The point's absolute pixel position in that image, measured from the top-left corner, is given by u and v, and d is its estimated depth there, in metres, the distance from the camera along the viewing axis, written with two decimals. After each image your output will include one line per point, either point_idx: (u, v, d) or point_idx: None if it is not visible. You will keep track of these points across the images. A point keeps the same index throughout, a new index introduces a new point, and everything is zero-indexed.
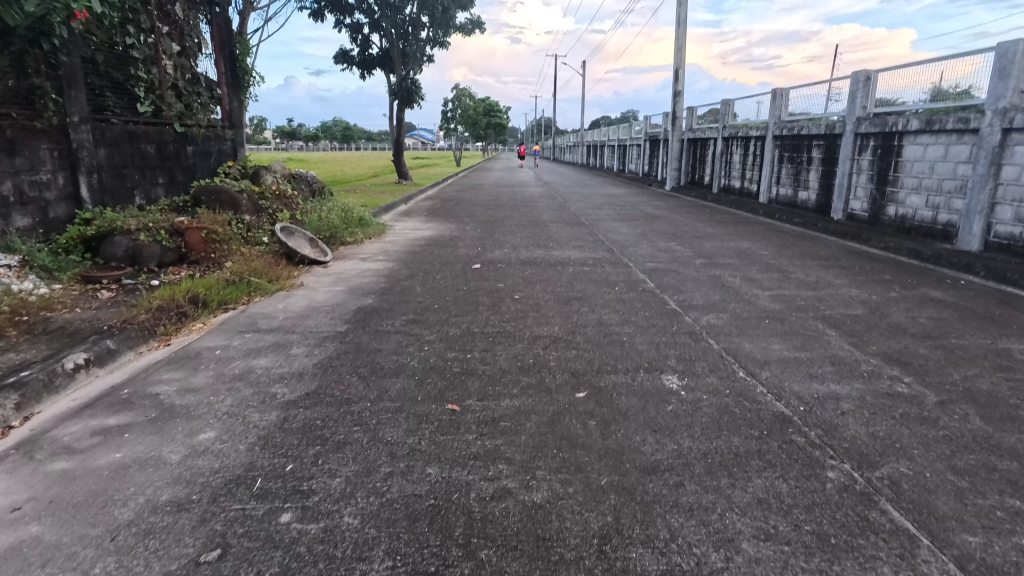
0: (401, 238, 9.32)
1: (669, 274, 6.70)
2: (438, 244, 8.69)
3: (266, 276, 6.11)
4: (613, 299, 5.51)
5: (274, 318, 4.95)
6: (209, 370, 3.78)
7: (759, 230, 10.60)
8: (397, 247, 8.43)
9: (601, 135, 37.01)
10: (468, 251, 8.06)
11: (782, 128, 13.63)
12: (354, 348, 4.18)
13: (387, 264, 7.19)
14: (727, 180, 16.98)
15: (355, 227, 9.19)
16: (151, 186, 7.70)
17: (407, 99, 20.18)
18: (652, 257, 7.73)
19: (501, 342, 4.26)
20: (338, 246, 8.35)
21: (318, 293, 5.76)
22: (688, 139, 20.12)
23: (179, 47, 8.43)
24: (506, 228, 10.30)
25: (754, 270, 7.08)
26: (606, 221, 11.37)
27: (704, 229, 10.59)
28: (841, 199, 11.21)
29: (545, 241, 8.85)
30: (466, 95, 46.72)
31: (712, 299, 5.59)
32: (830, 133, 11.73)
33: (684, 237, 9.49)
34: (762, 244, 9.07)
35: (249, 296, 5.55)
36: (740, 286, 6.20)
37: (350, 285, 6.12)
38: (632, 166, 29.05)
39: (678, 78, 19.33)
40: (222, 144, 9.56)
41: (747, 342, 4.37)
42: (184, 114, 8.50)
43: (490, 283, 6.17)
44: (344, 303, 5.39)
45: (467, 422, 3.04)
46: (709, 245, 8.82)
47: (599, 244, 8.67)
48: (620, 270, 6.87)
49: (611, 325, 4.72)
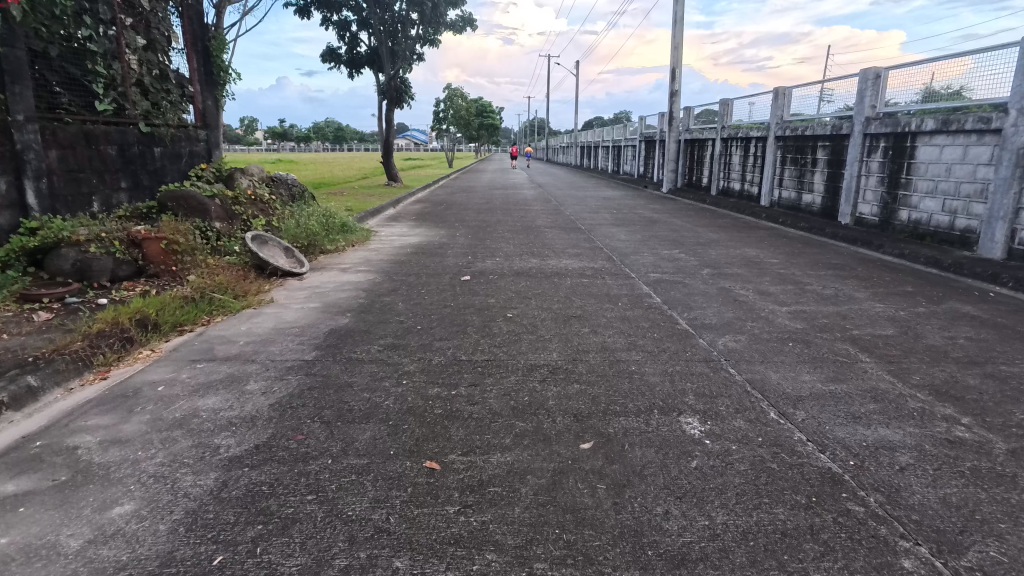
0: (386, 245, 8.72)
1: (675, 287, 6.15)
2: (426, 252, 8.10)
3: (232, 291, 5.51)
4: (616, 318, 4.96)
5: (233, 342, 4.36)
6: (143, 415, 3.19)
7: (764, 236, 10.09)
8: (381, 256, 7.84)
9: (595, 136, 36.52)
10: (458, 260, 7.47)
11: (784, 129, 13.14)
12: (320, 383, 3.59)
13: (368, 276, 6.59)
14: (727, 182, 16.48)
15: (336, 233, 8.58)
16: (112, 191, 7.08)
17: (397, 99, 19.57)
18: (655, 267, 7.18)
19: (491, 375, 3.68)
20: (316, 255, 7.74)
21: (287, 312, 5.17)
22: (685, 140, 19.63)
23: (146, 41, 7.82)
24: (499, 234, 9.71)
25: (767, 281, 6.54)
26: (603, 226, 10.82)
27: (707, 235, 10.05)
28: (849, 202, 10.72)
29: (540, 249, 8.29)
30: (459, 95, 46.16)
31: (726, 317, 5.05)
32: (836, 134, 11.24)
33: (687, 244, 8.95)
34: (770, 251, 8.54)
35: (210, 316, 4.95)
36: (754, 301, 5.66)
37: (325, 301, 5.53)
38: (627, 167, 28.53)
39: (675, 77, 18.83)
40: (195, 145, 8.93)
41: (773, 373, 3.81)
42: (151, 113, 7.88)
43: (479, 298, 5.59)
44: (315, 324, 4.80)
45: (448, 488, 2.48)
46: (715, 253, 8.28)
47: (597, 252, 8.11)
48: (622, 282, 6.32)
49: (617, 350, 4.16)
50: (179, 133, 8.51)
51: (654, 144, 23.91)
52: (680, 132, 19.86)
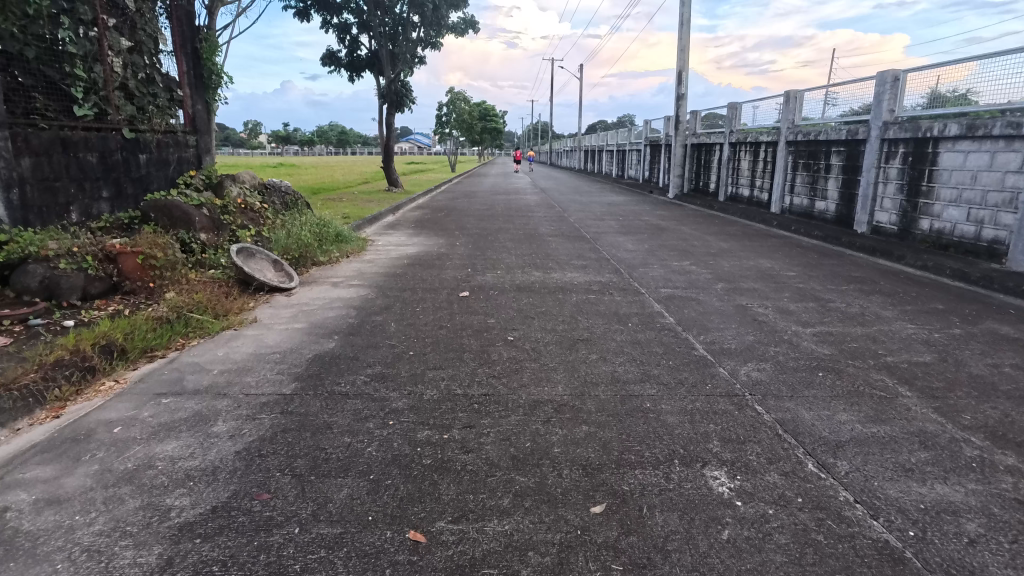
0: (382, 256, 8.34)
1: (688, 304, 5.74)
2: (423, 264, 7.70)
3: (211, 310, 5.12)
4: (627, 341, 4.55)
5: (206, 371, 3.96)
6: (90, 465, 2.79)
7: (777, 245, 9.67)
8: (376, 269, 7.45)
9: (599, 140, 36.18)
10: (456, 273, 7.09)
11: (796, 134, 12.73)
12: (296, 423, 3.19)
13: (361, 291, 6.20)
14: (735, 188, 16.07)
15: (330, 243, 8.19)
16: (92, 201, 6.71)
17: (398, 103, 19.21)
18: (665, 281, 6.77)
19: (489, 414, 3.28)
20: (308, 267, 7.35)
21: (270, 334, 4.77)
22: (692, 145, 19.22)
23: (131, 43, 7.46)
24: (501, 243, 9.32)
25: (786, 298, 6.12)
26: (609, 235, 10.41)
27: (717, 244, 9.65)
28: (865, 210, 10.31)
29: (543, 260, 7.88)
30: (462, 99, 45.88)
31: (746, 341, 4.63)
32: (851, 139, 10.83)
33: (698, 255, 8.53)
34: (785, 263, 8.12)
35: (184, 339, 4.56)
36: (775, 321, 5.25)
37: (312, 321, 5.14)
38: (632, 171, 28.13)
39: (682, 80, 18.43)
40: (184, 152, 8.56)
41: (805, 412, 3.39)
42: (136, 118, 7.51)
43: (479, 318, 5.19)
44: (298, 349, 4.40)
45: (434, 570, 2.08)
46: (728, 265, 7.86)
47: (604, 264, 7.71)
48: (631, 298, 5.92)
49: (629, 382, 3.75)
50: (167, 139, 8.14)
51: (659, 148, 23.52)
52: (686, 136, 19.46)
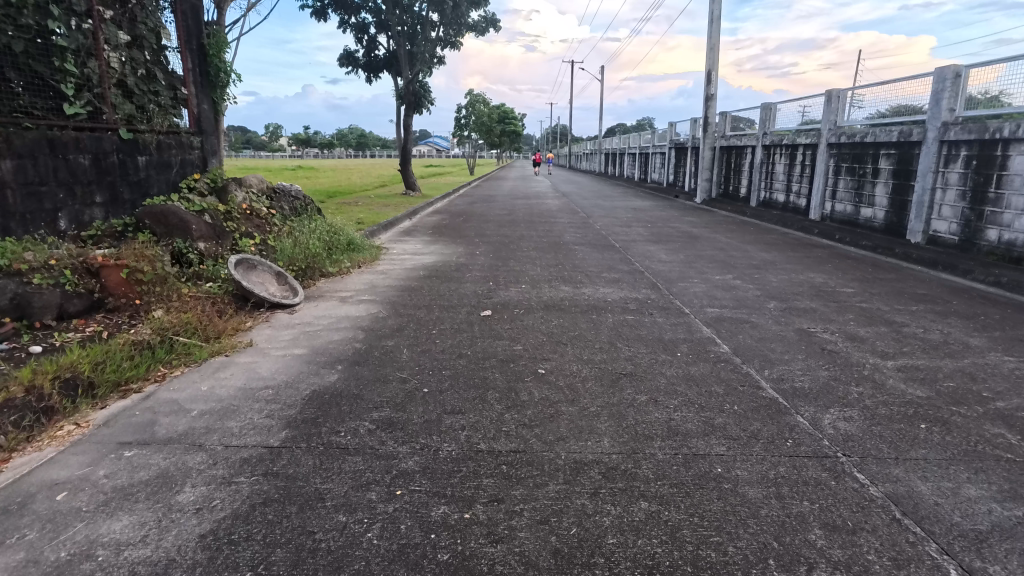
0: (397, 266, 7.73)
1: (743, 328, 5.03)
2: (440, 276, 7.07)
3: (201, 333, 4.52)
4: (679, 378, 3.86)
5: (184, 413, 3.35)
6: (14, 553, 2.18)
7: (824, 257, 8.89)
8: (389, 281, 6.83)
9: (621, 143, 35.43)
10: (477, 288, 6.45)
11: (839, 136, 11.89)
12: (281, 490, 2.56)
13: (372, 309, 5.58)
14: (769, 193, 15.25)
15: (341, 252, 7.60)
16: (84, 207, 6.19)
17: (416, 104, 18.68)
18: (710, 299, 6.05)
19: (522, 482, 2.62)
20: (316, 279, 6.75)
21: (265, 363, 4.16)
22: (721, 147, 18.40)
23: (130, 37, 6.96)
24: (525, 253, 8.65)
25: (851, 321, 5.37)
26: (639, 244, 9.69)
27: (758, 255, 8.90)
28: (921, 218, 9.49)
29: (572, 272, 7.22)
30: (481, 101, 45.37)
31: (821, 379, 3.91)
32: (903, 141, 10.00)
33: (741, 268, 7.79)
34: (839, 278, 7.34)
35: (166, 369, 3.97)
36: (848, 351, 4.51)
37: (315, 346, 4.53)
38: (655, 175, 27.31)
39: (711, 80, 17.63)
40: (188, 154, 8.04)
41: (921, 484, 2.67)
42: (135, 117, 7.01)
43: (503, 343, 4.54)
44: (295, 383, 3.78)
45: None
46: (776, 280, 7.11)
47: (639, 278, 7.01)
48: (675, 320, 5.22)
49: (690, 436, 3.06)
50: (169, 140, 7.62)
51: (685, 151, 22.70)
52: (715, 138, 18.64)
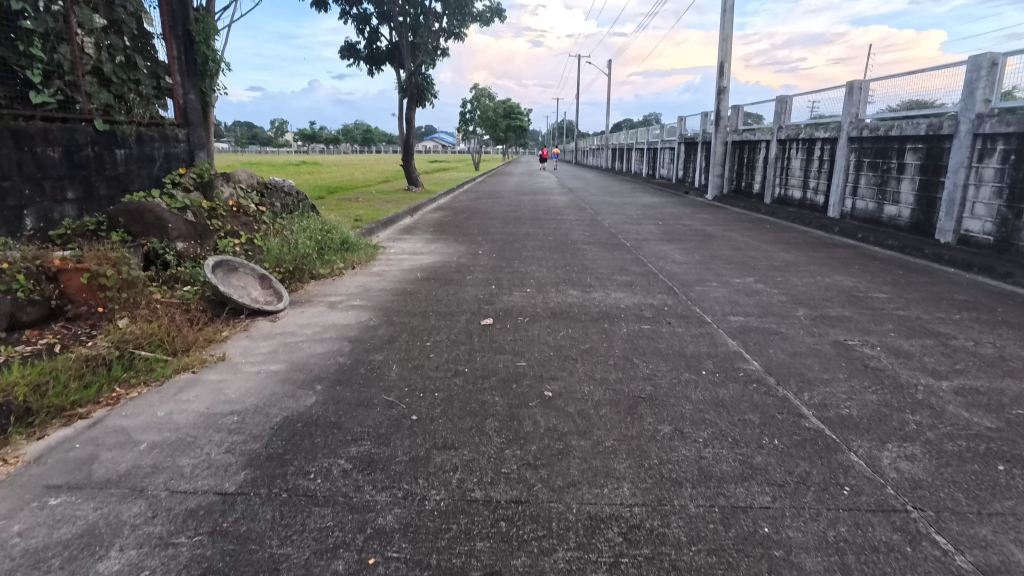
0: (394, 267, 7.24)
1: (773, 341, 4.51)
2: (439, 279, 6.58)
3: (168, 345, 4.04)
4: (706, 403, 3.36)
5: (130, 447, 2.87)
6: None
7: (849, 257, 8.34)
8: (384, 284, 6.34)
9: (628, 138, 34.80)
10: (478, 292, 5.95)
11: (861, 130, 11.30)
12: (227, 558, 2.08)
13: (362, 316, 5.09)
14: (785, 189, 14.68)
15: (333, 252, 7.12)
16: (53, 203, 5.73)
17: (419, 97, 18.17)
18: (733, 305, 5.53)
19: (527, 547, 2.13)
20: (305, 281, 6.27)
21: (236, 382, 3.67)
22: (734, 142, 17.81)
23: (107, 21, 6.49)
24: (530, 253, 8.15)
25: (892, 332, 4.84)
26: (652, 243, 9.17)
27: (779, 255, 8.36)
28: (951, 216, 8.92)
29: (581, 274, 6.71)
30: (486, 96, 44.78)
31: (870, 406, 3.39)
32: (932, 135, 9.42)
33: (762, 270, 7.26)
34: (869, 281, 6.80)
35: (121, 389, 3.49)
36: (894, 369, 3.99)
37: (296, 360, 4.05)
38: (664, 170, 26.72)
39: (724, 72, 17.02)
40: (173, 147, 7.57)
41: (1019, 551, 2.16)
42: (113, 107, 6.53)
43: (505, 358, 4.04)
44: (265, 408, 3.29)
45: None
46: (801, 283, 6.57)
47: (654, 281, 6.49)
48: (696, 331, 4.71)
49: (725, 482, 2.57)
50: (152, 133, 7.15)
51: (695, 145, 22.11)
52: (727, 132, 18.05)
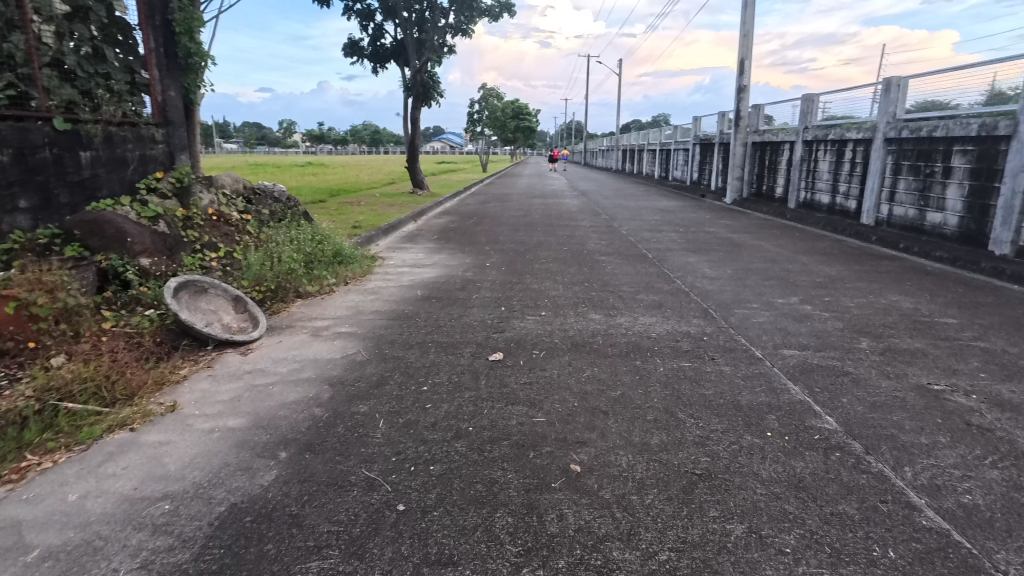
0: (392, 282, 6.49)
1: (844, 386, 3.72)
2: (441, 297, 5.81)
3: (104, 393, 3.29)
4: (784, 487, 2.57)
5: (15, 556, 2.12)
6: None
7: (897, 272, 7.51)
8: (378, 304, 5.59)
9: (639, 139, 33.96)
10: (486, 315, 5.19)
11: (899, 130, 10.44)
12: None
13: (350, 348, 4.33)
14: (811, 193, 13.84)
15: (324, 267, 6.38)
16: (2, 213, 5.02)
17: (425, 96, 17.43)
18: (784, 335, 4.73)
19: None
20: (290, 300, 5.54)
21: (181, 447, 2.91)
22: (754, 143, 16.95)
23: (70, 7, 5.83)
24: (544, 266, 7.38)
25: (982, 373, 4.03)
26: (676, 254, 8.37)
27: (820, 269, 7.54)
28: (1008, 226, 8.06)
29: (602, 293, 5.93)
30: (495, 96, 44.04)
31: (997, 491, 2.59)
32: (985, 136, 8.57)
33: (805, 288, 6.45)
34: (930, 302, 5.98)
35: (30, 459, 2.74)
36: (1006, 431, 3.18)
37: (262, 412, 3.29)
38: (677, 172, 25.91)
39: (744, 70, 16.17)
40: (150, 149, 6.87)
41: None
42: (77, 103, 5.83)
43: (519, 411, 3.27)
44: (208, 490, 2.53)
45: None
46: (855, 306, 5.76)
47: (686, 302, 5.71)
48: (748, 372, 3.92)
49: None
50: (124, 133, 6.44)
51: (711, 146, 21.26)
52: (747, 133, 17.20)
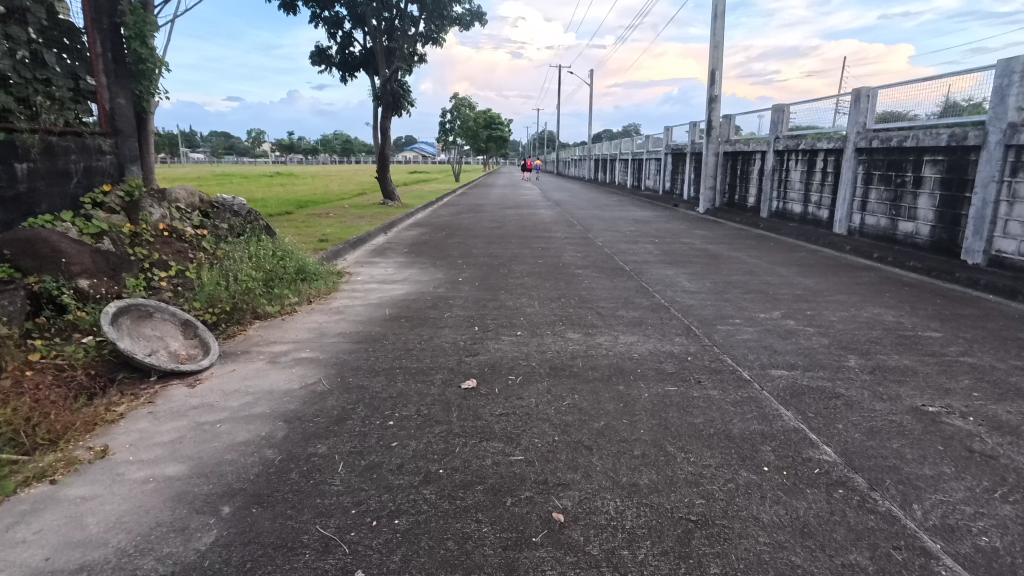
0: (359, 301, 6.14)
1: (838, 411, 3.52)
2: (411, 317, 5.50)
3: (22, 439, 2.91)
4: (788, 535, 2.32)
5: None
6: None
7: (875, 284, 7.44)
8: (344, 325, 5.25)
9: (612, 149, 34.11)
10: (458, 337, 4.89)
11: (870, 140, 10.49)
12: None
13: (311, 377, 3.98)
14: (783, 203, 13.90)
15: (285, 285, 6.00)
16: None
17: (395, 106, 17.12)
18: (770, 353, 4.54)
19: None
20: (247, 322, 5.16)
21: (107, 503, 2.54)
22: (726, 153, 17.04)
23: (4, 7, 5.40)
24: (519, 281, 7.13)
25: (976, 393, 3.87)
26: (653, 267, 8.20)
27: (798, 281, 7.44)
28: (981, 235, 8.08)
29: (580, 310, 5.69)
30: (467, 106, 43.87)
31: (1014, 531, 2.38)
32: (955, 146, 8.62)
33: (786, 302, 6.31)
34: (912, 315, 5.87)
35: None
36: (1011, 458, 3.00)
37: (205, 456, 2.93)
38: (649, 182, 26.02)
39: (715, 81, 16.25)
40: (96, 160, 6.41)
41: None
42: (12, 111, 5.39)
43: (495, 449, 2.97)
44: (132, 559, 2.18)
45: None
46: (838, 320, 5.62)
47: (666, 319, 5.51)
48: (737, 397, 3.70)
49: None
50: (67, 143, 5.99)
51: (683, 156, 21.35)
52: (719, 143, 17.28)
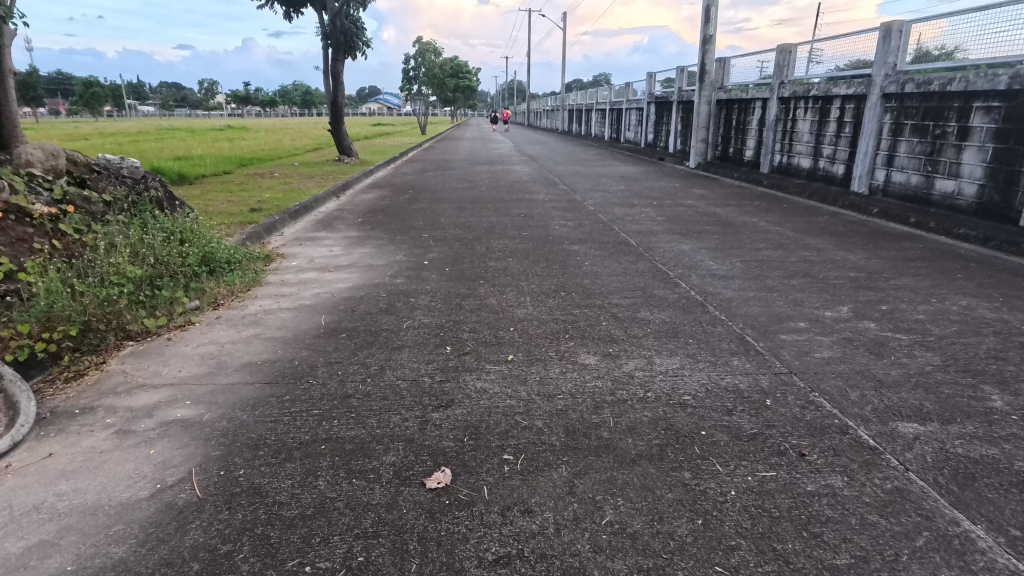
0: (287, 301, 4.52)
1: None
2: (355, 330, 3.92)
3: None
4: None
5: None
6: None
7: (935, 260, 6.07)
8: (255, 347, 3.64)
9: (587, 99, 32.05)
10: (421, 367, 3.33)
11: (901, 84, 9.03)
12: None
13: (179, 467, 2.40)
14: (788, 157, 12.47)
15: (178, 284, 4.31)
16: None
17: (348, 47, 14.96)
18: (877, 389, 3.13)
19: None
20: (109, 349, 3.51)
21: None
22: (720, 101, 15.42)
23: None
24: (501, 265, 5.56)
25: None
26: (663, 239, 6.72)
27: (843, 258, 6.04)
28: None
29: (589, 314, 4.18)
30: (432, 52, 40.84)
31: None
32: (1017, 90, 7.22)
33: (847, 291, 4.91)
34: (1012, 309, 4.53)
35: None
36: None
37: None
38: (629, 134, 24.32)
39: (710, 19, 14.44)
40: None
41: None
42: None
43: None
44: None
45: None
46: (929, 320, 4.24)
47: (709, 325, 4.04)
48: (879, 495, 2.26)
49: None
50: None
51: (668, 106, 19.64)
52: (713, 90, 15.62)
